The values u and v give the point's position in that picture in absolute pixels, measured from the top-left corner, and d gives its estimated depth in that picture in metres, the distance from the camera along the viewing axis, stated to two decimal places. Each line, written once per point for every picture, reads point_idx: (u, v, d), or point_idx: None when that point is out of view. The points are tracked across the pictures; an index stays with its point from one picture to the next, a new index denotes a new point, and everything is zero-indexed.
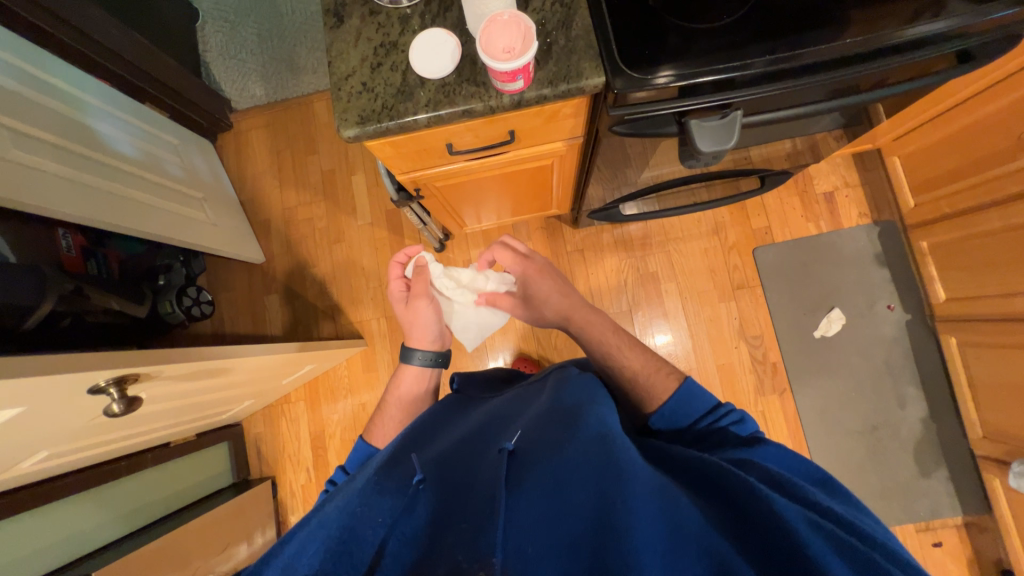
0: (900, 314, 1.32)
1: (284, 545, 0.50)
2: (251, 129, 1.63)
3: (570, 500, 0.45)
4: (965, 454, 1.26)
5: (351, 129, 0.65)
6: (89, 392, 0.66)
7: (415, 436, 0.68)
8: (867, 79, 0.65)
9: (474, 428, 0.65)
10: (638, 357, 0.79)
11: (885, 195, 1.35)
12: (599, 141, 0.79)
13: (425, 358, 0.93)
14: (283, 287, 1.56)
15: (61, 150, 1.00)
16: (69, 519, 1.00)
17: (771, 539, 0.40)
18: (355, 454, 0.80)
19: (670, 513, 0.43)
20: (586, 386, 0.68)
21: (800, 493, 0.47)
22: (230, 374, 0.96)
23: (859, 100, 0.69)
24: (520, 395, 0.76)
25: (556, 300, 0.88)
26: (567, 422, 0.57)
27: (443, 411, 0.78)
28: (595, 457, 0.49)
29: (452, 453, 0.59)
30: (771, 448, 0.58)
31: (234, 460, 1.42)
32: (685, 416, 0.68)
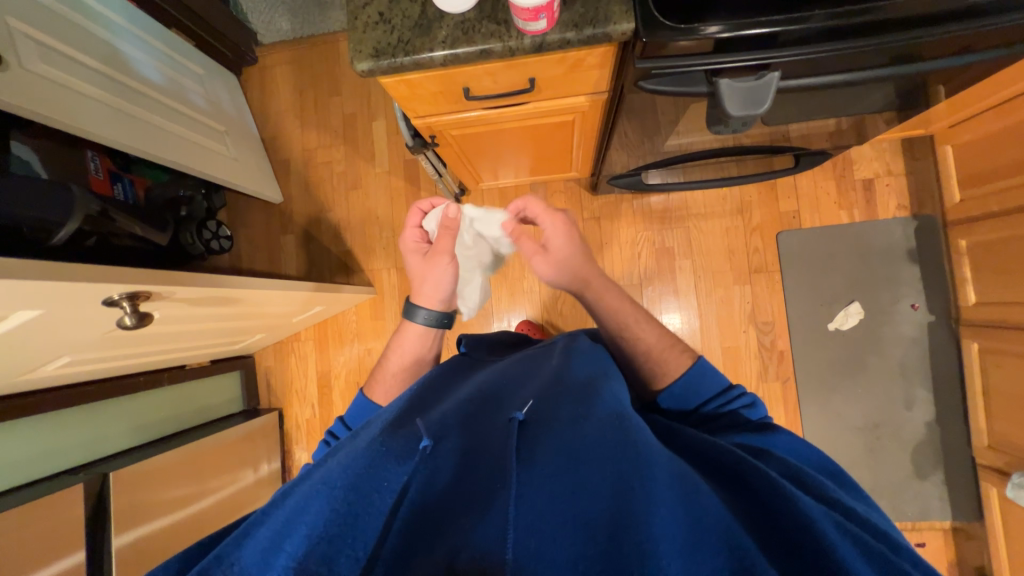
0: (924, 314, 1.27)
1: (283, 499, 0.46)
2: (275, 65, 1.61)
3: (587, 480, 0.46)
4: (967, 461, 1.24)
5: (364, 62, 0.63)
6: (103, 304, 0.69)
7: (418, 392, 0.65)
8: (925, 48, 0.60)
9: (481, 388, 0.62)
10: (652, 331, 0.76)
11: (930, 187, 1.27)
12: (623, 100, 0.75)
13: (431, 318, 0.81)
14: (299, 229, 1.58)
15: (89, 70, 1.01)
16: (91, 422, 1.09)
17: (790, 532, 0.42)
18: (356, 409, 0.77)
19: (692, 503, 0.44)
20: (597, 359, 0.69)
21: (819, 488, 0.49)
22: (240, 305, 1.00)
23: (913, 70, 0.63)
24: (527, 357, 0.74)
25: (574, 262, 0.78)
26: (580, 399, 0.56)
27: (449, 372, 0.74)
28: (613, 440, 0.49)
29: (460, 412, 0.56)
30: (783, 435, 0.59)
31: (245, 388, 1.49)
32: (696, 396, 0.69)
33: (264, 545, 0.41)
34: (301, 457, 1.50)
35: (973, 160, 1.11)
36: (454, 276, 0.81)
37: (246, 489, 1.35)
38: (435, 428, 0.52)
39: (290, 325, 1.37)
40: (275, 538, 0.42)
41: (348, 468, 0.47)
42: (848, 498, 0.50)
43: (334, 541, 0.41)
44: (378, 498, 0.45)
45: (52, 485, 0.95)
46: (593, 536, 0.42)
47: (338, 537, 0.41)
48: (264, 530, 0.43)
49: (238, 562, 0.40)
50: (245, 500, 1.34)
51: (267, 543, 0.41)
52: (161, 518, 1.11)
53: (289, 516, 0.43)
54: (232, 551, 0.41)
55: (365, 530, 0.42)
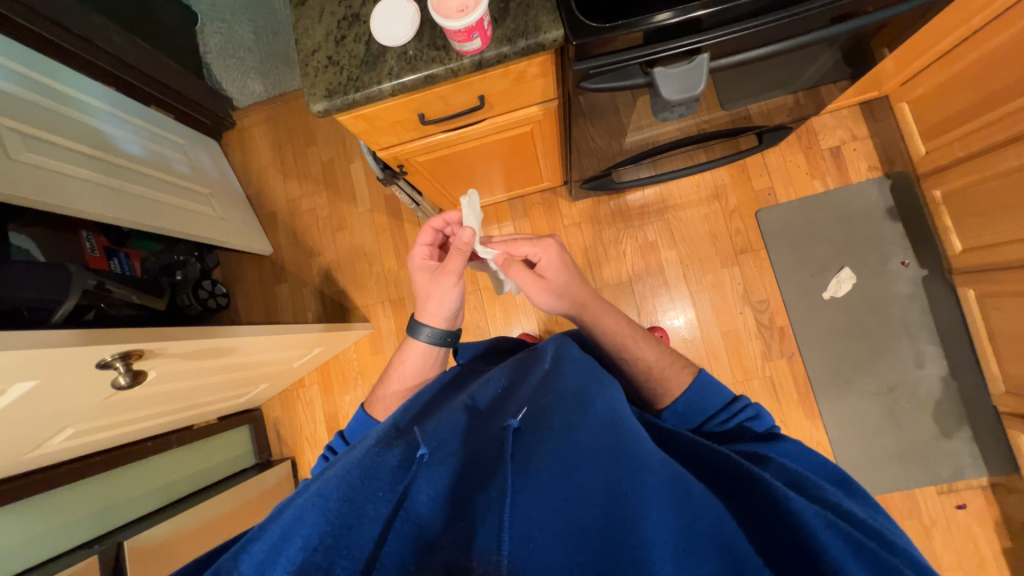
0: (915, 269, 1.26)
1: (281, 511, 0.46)
2: (253, 125, 1.68)
3: (580, 484, 0.43)
4: (991, 412, 1.20)
5: (319, 103, 0.67)
6: (98, 367, 0.71)
7: (413, 411, 0.64)
8: (847, 8, 0.62)
9: (477, 398, 0.60)
10: (653, 348, 0.74)
11: (896, 144, 1.28)
12: (572, 104, 0.78)
13: (436, 336, 0.81)
14: (292, 276, 1.61)
15: (74, 152, 1.06)
16: (103, 494, 1.09)
17: (782, 536, 0.39)
18: (356, 425, 0.79)
19: (683, 506, 0.41)
20: (586, 363, 0.65)
21: (820, 493, 0.45)
22: (237, 355, 1.01)
23: (842, 30, 0.65)
24: (519, 362, 0.71)
25: (571, 289, 0.75)
26: (575, 402, 0.53)
27: (444, 389, 0.73)
28: (606, 442, 0.46)
29: (455, 423, 0.54)
30: (789, 443, 0.57)
31: (256, 441, 1.50)
32: (699, 414, 0.66)
33: (260, 559, 0.42)
34: None
35: (930, 112, 1.13)
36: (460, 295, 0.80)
37: None
38: (430, 439, 0.50)
39: (293, 370, 1.38)
40: (275, 549, 0.42)
41: (343, 481, 0.47)
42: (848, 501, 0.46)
43: (330, 552, 0.41)
44: (371, 509, 0.45)
45: (65, 563, 0.94)
46: (586, 544, 0.39)
47: (333, 550, 0.42)
48: (260, 544, 0.43)
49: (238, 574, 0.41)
50: None
51: (267, 554, 0.42)
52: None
53: (286, 528, 0.43)
54: (229, 564, 0.41)
55: (359, 540, 0.43)
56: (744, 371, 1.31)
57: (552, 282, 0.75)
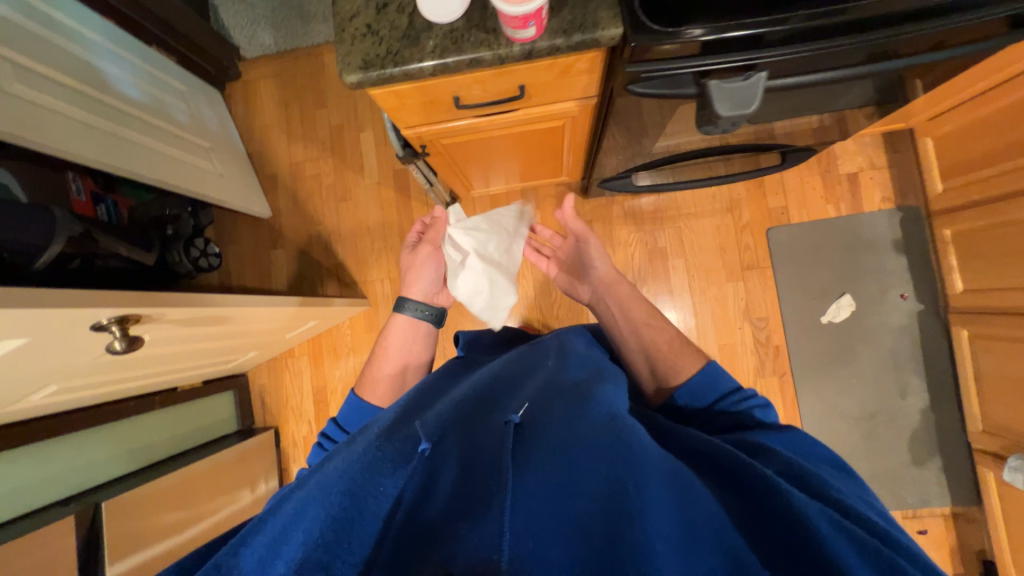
0: (912, 303, 1.29)
1: (282, 505, 0.42)
2: (259, 78, 1.59)
3: (583, 477, 0.40)
4: (962, 446, 1.25)
5: (353, 74, 0.63)
6: (92, 329, 0.67)
7: (411, 401, 0.60)
8: (906, 45, 0.61)
9: (475, 388, 0.57)
10: (665, 331, 0.73)
11: (912, 178, 1.29)
12: (612, 104, 0.75)
13: (420, 310, 0.85)
14: (289, 243, 1.56)
15: (64, 86, 0.98)
16: (78, 453, 1.05)
17: (789, 536, 0.36)
18: (349, 410, 0.74)
19: (685, 506, 0.38)
20: (589, 362, 0.62)
21: (817, 486, 0.41)
22: (232, 323, 0.98)
23: (896, 66, 0.64)
24: (521, 357, 0.67)
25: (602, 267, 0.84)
26: (576, 395, 0.50)
27: (447, 377, 0.72)
28: (606, 435, 0.43)
29: (455, 412, 0.50)
30: (793, 434, 0.52)
31: (239, 407, 1.47)
32: (706, 396, 0.61)
33: (259, 554, 0.37)
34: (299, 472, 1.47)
35: (952, 150, 1.14)
36: (436, 267, 0.86)
37: (242, 501, 1.32)
38: (431, 431, 0.47)
39: (284, 341, 1.35)
40: (274, 545, 0.37)
41: (344, 474, 0.43)
42: (867, 510, 0.41)
43: (331, 547, 0.37)
44: (371, 503, 0.40)
45: (39, 521, 0.91)
46: (586, 538, 0.36)
47: (336, 545, 0.37)
48: (261, 536, 0.38)
49: (236, 569, 0.36)
50: (240, 513, 1.31)
51: (267, 552, 0.37)
52: (156, 531, 1.08)
53: (285, 522, 0.39)
54: (230, 559, 0.36)
55: (359, 537, 0.38)
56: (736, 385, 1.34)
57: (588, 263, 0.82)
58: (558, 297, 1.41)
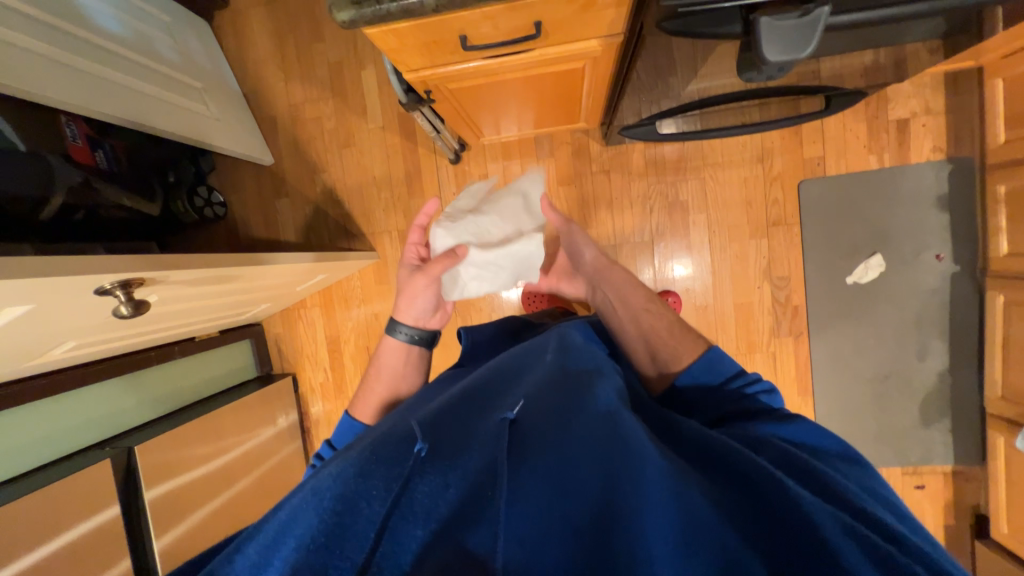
0: (947, 264, 1.22)
1: (277, 510, 0.40)
2: (249, 7, 1.45)
3: (576, 478, 0.38)
4: (975, 409, 1.25)
5: (345, 10, 0.55)
6: (96, 294, 0.67)
7: (412, 405, 0.61)
8: None
9: (470, 385, 0.55)
10: (664, 316, 0.69)
11: (970, 125, 1.17)
12: (642, 42, 0.66)
13: (412, 334, 0.80)
14: (294, 192, 1.51)
15: (45, 25, 0.90)
16: (107, 399, 1.10)
17: (788, 540, 0.33)
18: (343, 431, 0.72)
19: (684, 503, 0.36)
20: (593, 357, 0.58)
21: (824, 480, 0.39)
22: (239, 281, 0.97)
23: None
24: (522, 348, 0.65)
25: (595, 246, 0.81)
26: (572, 389, 0.48)
27: (441, 383, 0.69)
28: (602, 435, 0.41)
29: (451, 405, 0.49)
30: (804, 424, 0.50)
31: (257, 355, 1.51)
32: (714, 377, 0.59)
33: (252, 559, 0.36)
34: (318, 415, 1.55)
35: None
36: (431, 294, 0.77)
37: (267, 442, 1.40)
38: (425, 425, 0.45)
39: (295, 293, 1.35)
40: (265, 550, 0.37)
41: (338, 477, 0.41)
42: (876, 507, 0.39)
43: (326, 551, 0.36)
44: (365, 507, 0.38)
45: (80, 463, 0.98)
46: (580, 540, 0.35)
47: (327, 549, 0.36)
48: (255, 544, 0.37)
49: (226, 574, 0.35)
50: (265, 451, 1.40)
51: (259, 556, 0.36)
52: (186, 470, 1.16)
53: (278, 528, 0.38)
54: (222, 566, 0.36)
55: (354, 539, 0.37)
56: (750, 344, 1.32)
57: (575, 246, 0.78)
58: None
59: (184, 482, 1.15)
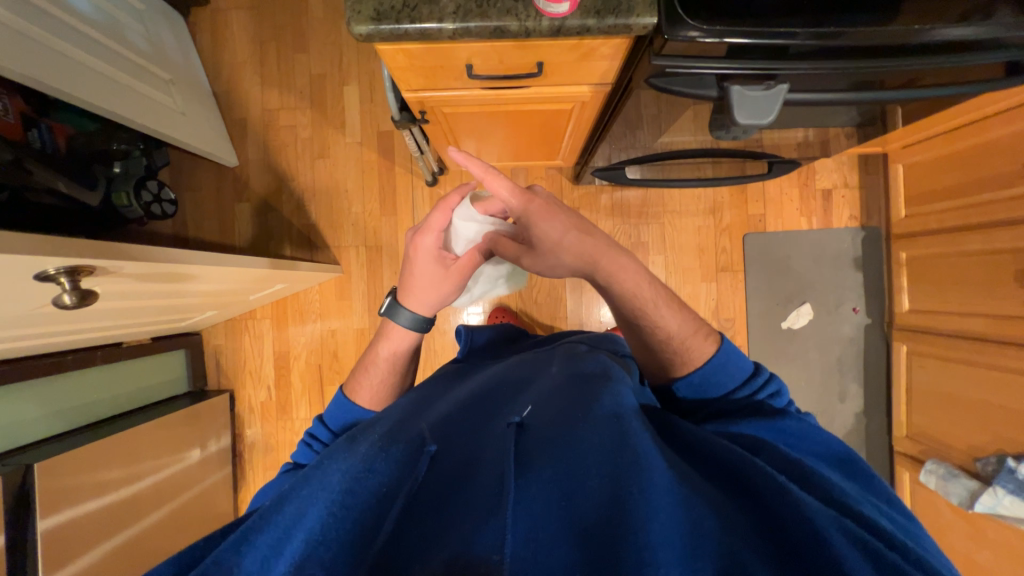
0: (862, 316, 1.39)
1: (285, 502, 0.43)
2: (231, 9, 1.43)
3: (582, 483, 0.41)
4: (886, 448, 1.40)
5: (363, 24, 0.57)
6: (36, 279, 0.60)
7: (418, 404, 0.62)
8: (898, 76, 0.62)
9: (477, 394, 0.59)
10: (676, 312, 0.65)
11: (879, 201, 1.38)
12: (626, 96, 0.74)
13: (415, 320, 0.76)
14: (257, 197, 1.45)
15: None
16: (4, 408, 0.95)
17: (787, 533, 0.37)
18: (337, 411, 0.74)
19: (690, 506, 0.39)
20: (598, 361, 0.62)
21: (818, 482, 0.43)
22: (194, 281, 0.90)
23: (882, 97, 0.67)
24: (526, 360, 0.69)
25: (573, 240, 0.61)
26: (580, 398, 0.51)
27: (439, 384, 0.71)
28: (611, 441, 0.43)
29: (460, 419, 0.53)
30: (792, 422, 0.55)
31: (192, 368, 1.38)
32: (718, 386, 0.62)
33: (263, 554, 0.39)
34: (254, 439, 1.42)
35: (919, 181, 1.21)
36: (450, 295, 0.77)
37: (191, 467, 1.25)
38: None
39: (245, 302, 1.26)
40: (276, 544, 0.40)
41: (346, 473, 0.45)
42: (870, 510, 0.43)
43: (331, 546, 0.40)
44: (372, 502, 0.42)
45: None
46: (584, 539, 0.37)
47: (334, 544, 0.39)
48: (265, 536, 0.40)
49: (239, 568, 0.39)
50: (188, 477, 1.25)
51: (269, 550, 0.40)
52: (93, 497, 1.00)
53: (289, 520, 0.41)
54: (231, 556, 0.39)
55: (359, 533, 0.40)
56: None
57: (541, 255, 0.64)
58: (538, 282, 1.39)
59: (87, 512, 0.99)
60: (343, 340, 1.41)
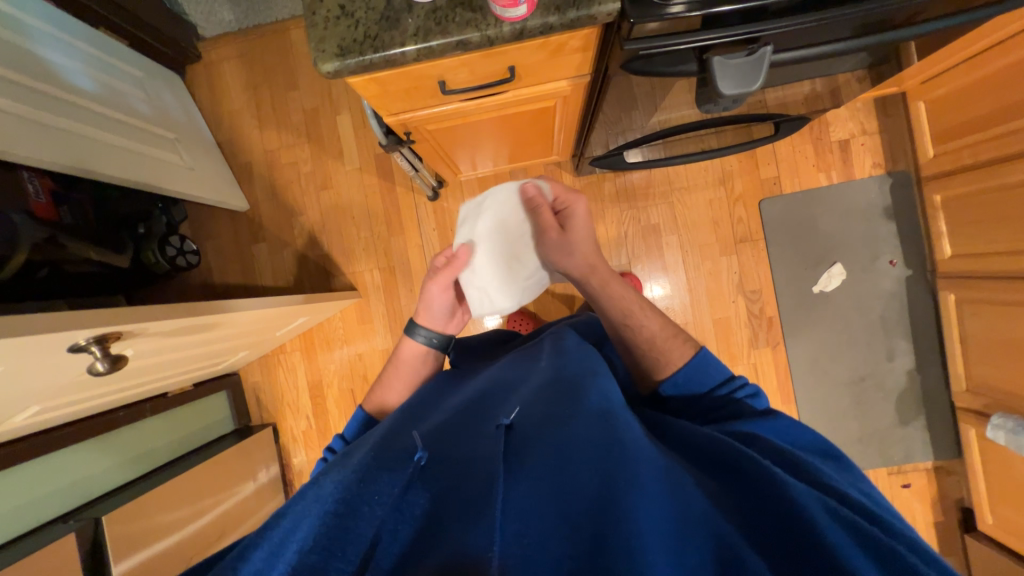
0: (901, 269, 1.31)
1: (279, 520, 0.46)
2: (222, 60, 1.48)
3: (574, 479, 0.42)
4: (945, 405, 1.31)
5: (329, 62, 0.58)
6: (69, 351, 0.64)
7: (415, 409, 0.66)
8: (896, 16, 0.58)
9: (473, 399, 0.61)
10: (656, 319, 0.74)
11: (903, 143, 1.28)
12: (608, 84, 0.71)
13: (429, 337, 0.86)
14: (271, 236, 1.50)
15: (24, 89, 0.90)
16: (71, 467, 1.03)
17: (777, 518, 0.40)
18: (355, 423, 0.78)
19: (677, 497, 0.41)
20: (587, 356, 0.64)
21: (806, 470, 0.47)
22: (220, 328, 0.94)
23: (886, 39, 0.62)
24: (517, 358, 0.72)
25: (591, 247, 0.78)
26: (569, 393, 0.53)
27: (439, 387, 0.74)
28: (599, 436, 0.46)
29: (451, 424, 0.55)
30: (779, 420, 0.58)
31: (234, 406, 1.44)
32: (700, 384, 0.67)
33: (258, 565, 0.42)
34: (302, 467, 1.48)
35: (944, 116, 1.13)
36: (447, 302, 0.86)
37: (247, 500, 1.32)
38: (427, 442, 0.52)
39: (274, 338, 1.31)
40: (271, 557, 0.42)
41: (341, 485, 0.48)
42: (848, 487, 0.47)
43: (325, 552, 0.41)
44: (366, 511, 0.44)
45: (42, 540, 0.90)
46: (578, 534, 0.38)
47: (328, 550, 0.41)
48: (260, 552, 0.43)
49: None
50: (245, 511, 1.31)
51: (265, 560, 0.42)
52: (161, 539, 1.07)
53: (283, 536, 0.44)
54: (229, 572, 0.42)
55: (353, 540, 0.42)
56: (732, 357, 1.36)
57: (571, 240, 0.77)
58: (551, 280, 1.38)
59: (156, 554, 1.05)
60: (370, 363, 1.45)
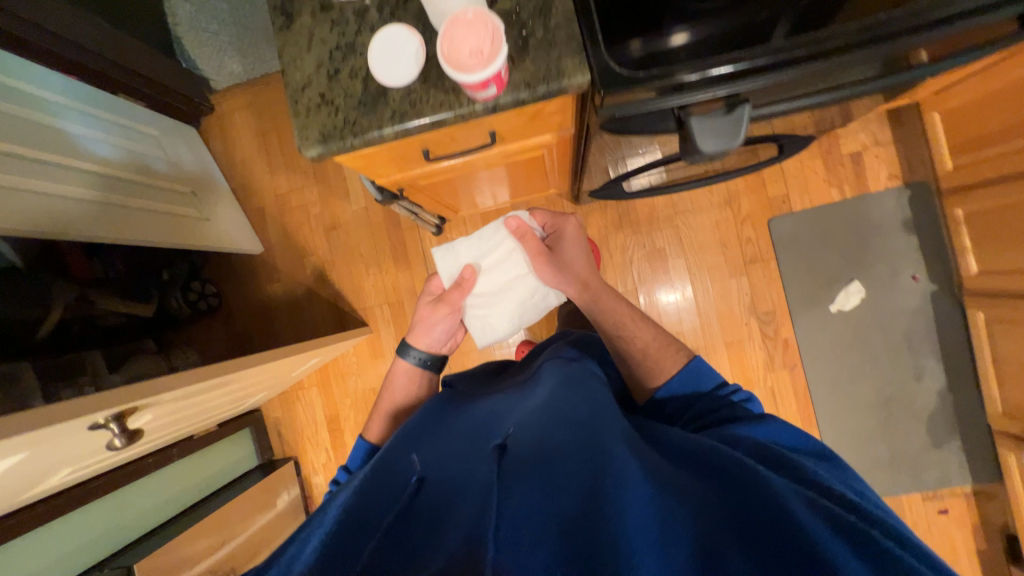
0: (925, 283, 1.24)
1: (288, 547, 0.51)
2: (234, 110, 1.55)
3: (561, 486, 0.44)
4: (982, 425, 1.23)
5: (313, 148, 0.60)
6: (89, 429, 0.68)
7: (417, 428, 0.69)
8: (881, 67, 0.56)
9: (473, 425, 0.64)
10: (648, 331, 0.77)
11: (920, 152, 1.22)
12: (590, 138, 0.72)
13: (422, 358, 0.91)
14: (284, 275, 1.55)
15: (50, 165, 0.97)
16: (106, 515, 1.09)
17: (760, 509, 0.39)
18: (357, 453, 0.82)
19: (663, 498, 0.41)
20: (578, 375, 0.66)
21: (795, 470, 0.47)
22: (234, 382, 0.99)
23: (876, 85, 0.59)
24: (517, 387, 0.74)
25: (583, 265, 0.84)
26: (558, 412, 0.55)
27: (439, 405, 0.76)
28: (586, 448, 0.48)
29: (450, 452, 0.58)
30: (774, 423, 0.57)
31: (257, 442, 1.50)
32: (694, 390, 0.69)
33: None
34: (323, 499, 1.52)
35: (961, 127, 1.07)
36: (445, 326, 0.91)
37: (270, 536, 1.36)
38: (426, 475, 0.55)
39: (290, 378, 1.36)
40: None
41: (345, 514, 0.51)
42: (840, 486, 0.46)
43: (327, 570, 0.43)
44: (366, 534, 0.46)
45: None
46: (566, 536, 0.39)
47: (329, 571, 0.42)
48: None
49: None
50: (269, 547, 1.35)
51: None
52: None
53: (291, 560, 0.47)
54: None
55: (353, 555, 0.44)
56: (748, 382, 1.32)
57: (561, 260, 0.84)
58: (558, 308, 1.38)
59: None
60: None
